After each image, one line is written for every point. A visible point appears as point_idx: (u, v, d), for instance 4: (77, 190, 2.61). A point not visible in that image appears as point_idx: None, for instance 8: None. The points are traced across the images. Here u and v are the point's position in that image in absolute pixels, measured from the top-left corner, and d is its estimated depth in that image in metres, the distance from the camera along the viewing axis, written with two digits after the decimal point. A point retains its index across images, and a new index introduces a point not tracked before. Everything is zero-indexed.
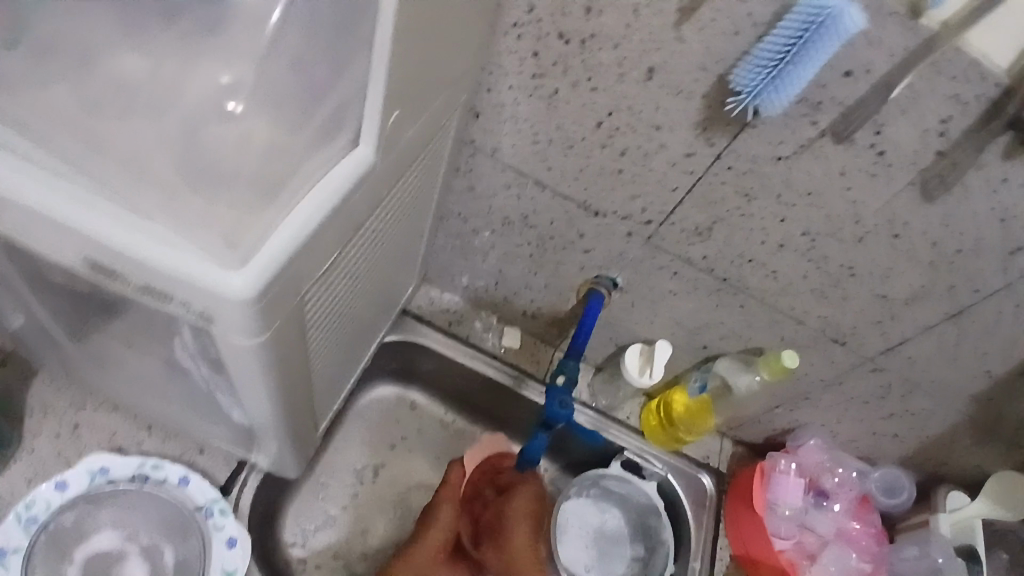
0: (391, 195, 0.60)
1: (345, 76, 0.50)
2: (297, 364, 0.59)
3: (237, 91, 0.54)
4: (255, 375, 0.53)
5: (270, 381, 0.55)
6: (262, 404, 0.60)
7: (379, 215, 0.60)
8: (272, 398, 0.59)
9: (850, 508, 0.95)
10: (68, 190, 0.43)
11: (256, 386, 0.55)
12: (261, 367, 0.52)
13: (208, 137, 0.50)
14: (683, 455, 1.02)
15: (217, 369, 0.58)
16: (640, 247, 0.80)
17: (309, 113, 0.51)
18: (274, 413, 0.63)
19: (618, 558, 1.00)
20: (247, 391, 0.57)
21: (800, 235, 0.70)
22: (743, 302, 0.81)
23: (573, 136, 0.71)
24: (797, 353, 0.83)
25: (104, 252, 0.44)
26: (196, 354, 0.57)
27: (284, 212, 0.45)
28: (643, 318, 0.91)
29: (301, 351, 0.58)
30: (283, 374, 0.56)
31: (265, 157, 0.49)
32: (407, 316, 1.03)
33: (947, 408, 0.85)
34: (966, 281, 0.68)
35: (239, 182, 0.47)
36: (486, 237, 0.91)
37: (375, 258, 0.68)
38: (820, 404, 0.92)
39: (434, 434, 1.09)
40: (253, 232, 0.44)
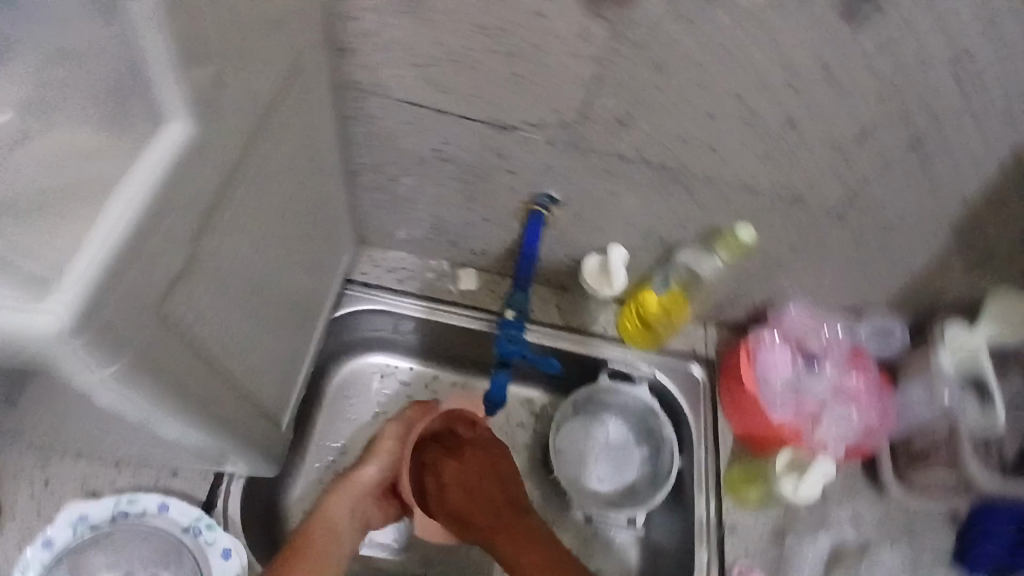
0: (245, 165, 0.53)
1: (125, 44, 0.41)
2: (199, 374, 0.54)
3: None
4: (144, 404, 0.48)
5: (171, 401, 0.50)
6: (182, 427, 0.56)
7: (235, 193, 0.53)
8: (189, 417, 0.54)
9: (845, 363, 0.91)
10: None
11: (156, 412, 0.50)
12: (146, 392, 0.47)
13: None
14: (668, 351, 0.99)
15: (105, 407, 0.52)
16: (565, 154, 0.73)
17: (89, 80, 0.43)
18: (203, 430, 0.58)
19: (629, 464, 1.00)
20: (154, 420, 0.52)
21: (729, 97, 0.62)
22: (690, 185, 0.75)
23: (455, 49, 0.62)
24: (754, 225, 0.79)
25: None
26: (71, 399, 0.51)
27: (91, 218, 0.39)
28: (593, 228, 0.85)
29: (196, 362, 0.53)
30: (185, 389, 0.51)
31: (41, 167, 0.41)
32: (354, 285, 0.98)
33: (927, 242, 0.79)
34: (918, 104, 0.61)
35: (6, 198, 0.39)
36: (406, 183, 0.84)
37: (259, 239, 0.61)
38: (794, 270, 0.87)
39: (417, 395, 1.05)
40: (53, 250, 0.38)
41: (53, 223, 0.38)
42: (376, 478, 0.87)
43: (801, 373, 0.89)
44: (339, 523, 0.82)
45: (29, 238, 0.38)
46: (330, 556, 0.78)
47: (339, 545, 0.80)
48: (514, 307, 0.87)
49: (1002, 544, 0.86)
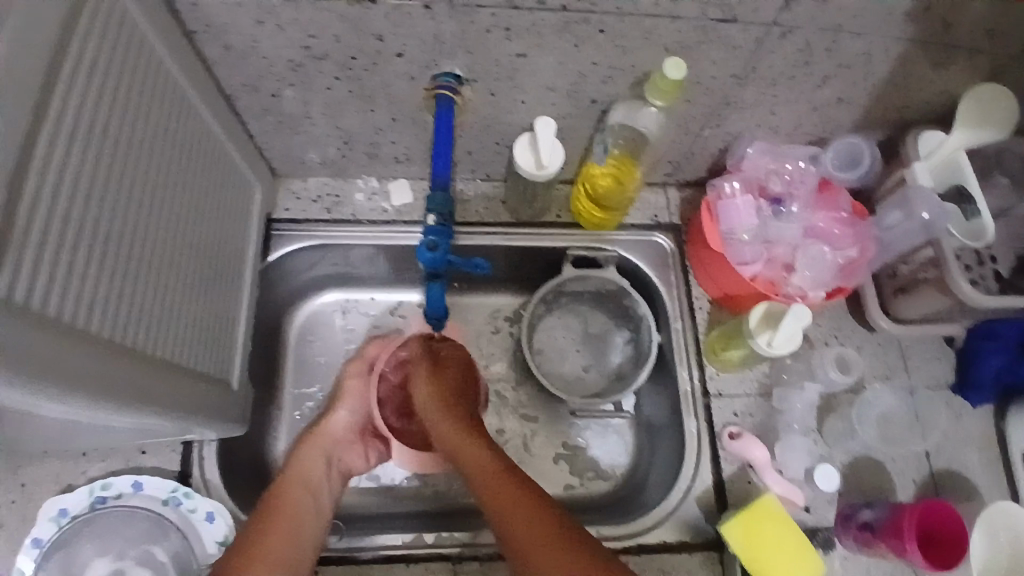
0: (44, 115, 0.46)
1: None
2: (101, 354, 0.50)
3: None
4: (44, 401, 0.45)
5: (74, 393, 0.47)
6: (113, 415, 0.53)
7: (42, 148, 0.46)
8: (112, 405, 0.51)
9: (812, 202, 0.83)
10: None
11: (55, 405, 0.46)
12: (34, 388, 0.43)
13: None
14: (629, 226, 0.92)
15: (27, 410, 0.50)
16: (450, 17, 0.62)
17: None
18: (142, 412, 0.56)
19: (612, 348, 0.97)
20: (67, 412, 0.50)
21: None
22: (601, 26, 0.64)
23: None
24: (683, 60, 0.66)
25: None
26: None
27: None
28: (513, 103, 0.75)
29: (89, 344, 0.49)
30: (88, 375, 0.48)
31: None
32: (281, 224, 0.90)
33: (887, 41, 0.68)
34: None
35: None
36: (292, 95, 0.74)
37: (115, 195, 0.54)
38: (744, 105, 0.77)
39: (382, 324, 1.00)
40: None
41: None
42: (351, 424, 0.87)
43: (767, 220, 0.82)
44: (312, 475, 0.81)
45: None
46: (308, 510, 0.77)
47: (316, 498, 0.79)
48: (434, 210, 0.74)
49: (1002, 353, 0.82)
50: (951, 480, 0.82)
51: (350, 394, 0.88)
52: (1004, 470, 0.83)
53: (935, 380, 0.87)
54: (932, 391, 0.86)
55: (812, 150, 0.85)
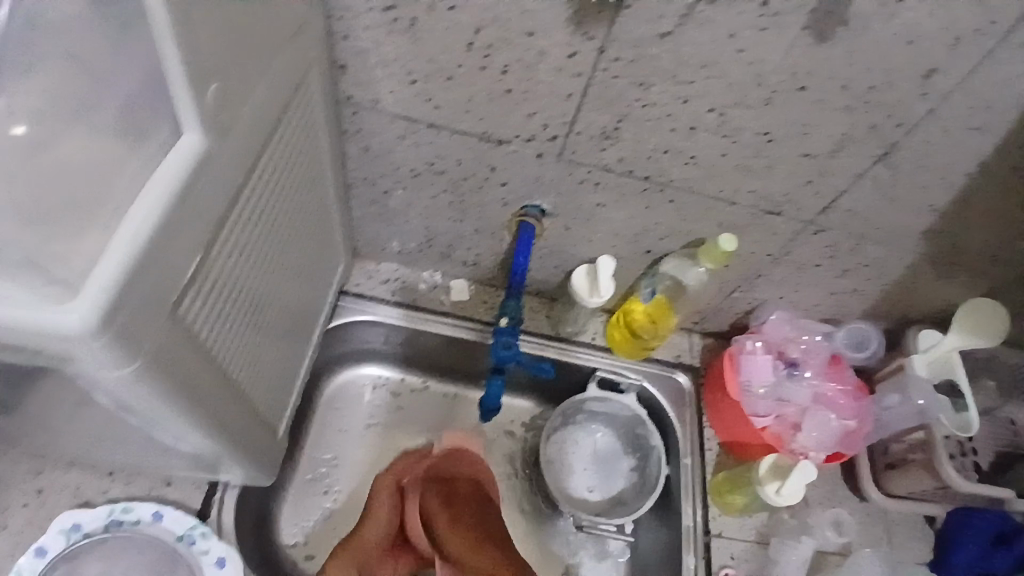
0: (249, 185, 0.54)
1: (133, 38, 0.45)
2: (214, 382, 0.56)
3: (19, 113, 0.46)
4: (163, 410, 0.51)
5: (186, 409, 0.52)
6: (198, 432, 0.58)
7: (241, 210, 0.54)
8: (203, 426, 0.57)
9: (822, 372, 0.93)
10: None
11: (177, 416, 0.53)
12: (166, 395, 0.49)
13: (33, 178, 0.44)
14: (655, 361, 1.02)
15: (130, 411, 0.54)
16: (554, 166, 0.76)
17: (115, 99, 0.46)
18: (216, 438, 0.61)
19: (618, 474, 1.02)
20: (168, 424, 0.55)
21: (708, 112, 0.65)
22: (673, 197, 0.77)
23: (449, 66, 0.65)
24: (733, 236, 0.79)
25: None
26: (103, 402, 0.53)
27: (108, 234, 0.40)
28: (581, 240, 0.87)
29: (211, 373, 0.55)
30: (198, 397, 0.54)
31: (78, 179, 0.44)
32: (348, 296, 1.00)
33: (899, 252, 0.82)
34: (886, 118, 0.65)
35: (55, 212, 0.42)
36: (400, 195, 0.86)
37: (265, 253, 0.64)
38: (774, 279, 0.90)
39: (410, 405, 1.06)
40: (82, 262, 0.40)
41: (87, 236, 0.41)
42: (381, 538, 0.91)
43: (782, 381, 0.92)
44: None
45: (66, 250, 0.40)
46: None
47: None
48: (508, 316, 0.91)
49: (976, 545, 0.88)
50: None
51: (378, 501, 0.93)
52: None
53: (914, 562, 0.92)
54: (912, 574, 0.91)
55: (824, 329, 0.98)
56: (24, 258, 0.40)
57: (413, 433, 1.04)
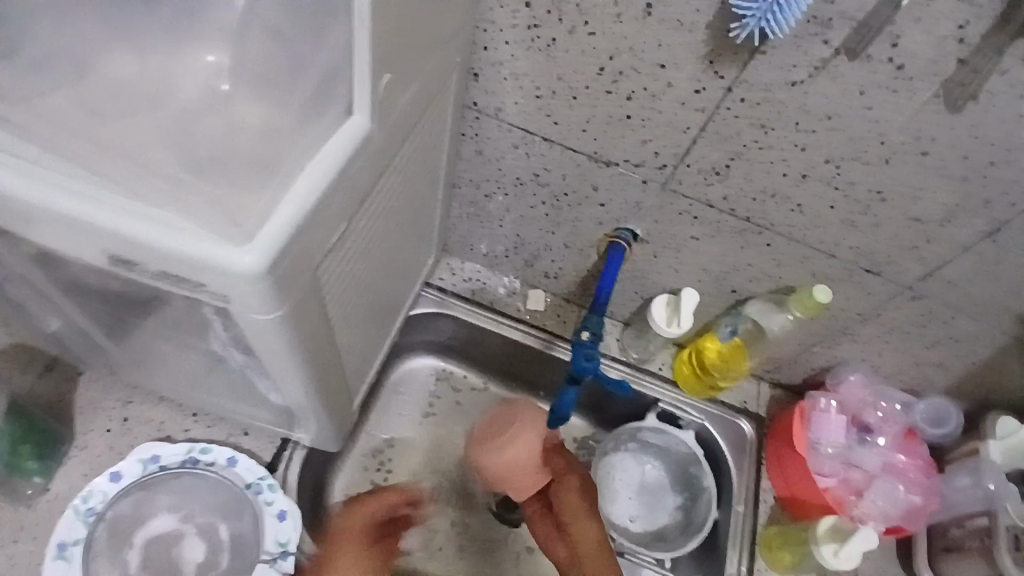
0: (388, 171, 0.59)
1: (325, 42, 0.51)
2: (325, 340, 0.61)
3: (221, 73, 0.61)
4: (284, 358, 0.56)
5: (302, 360, 0.57)
6: (302, 385, 0.63)
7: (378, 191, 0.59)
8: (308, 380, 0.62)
9: (896, 442, 0.91)
10: (101, 193, 0.43)
11: (294, 366, 0.57)
12: (292, 344, 0.53)
13: (207, 126, 0.56)
14: (719, 402, 1.01)
15: (252, 356, 0.59)
16: (656, 193, 0.78)
17: (298, 87, 0.54)
18: (311, 394, 0.66)
19: (662, 508, 1.01)
20: (281, 372, 0.60)
21: (823, 162, 0.66)
22: (769, 241, 0.78)
23: (576, 87, 0.69)
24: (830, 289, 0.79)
25: (130, 247, 0.44)
26: (228, 342, 0.58)
27: (282, 190, 0.45)
28: (667, 268, 0.89)
29: (325, 331, 0.60)
30: (314, 351, 0.59)
31: (266, 141, 0.51)
32: (430, 289, 1.04)
33: (998, 332, 0.80)
34: (1009, 194, 0.64)
35: (239, 165, 0.49)
36: (499, 201, 0.90)
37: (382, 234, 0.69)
38: (859, 339, 0.88)
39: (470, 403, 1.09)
40: (256, 213, 0.44)
41: (263, 191, 0.45)
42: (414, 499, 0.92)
43: (852, 444, 0.90)
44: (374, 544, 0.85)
45: (244, 199, 0.45)
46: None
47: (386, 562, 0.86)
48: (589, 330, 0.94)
49: None
50: None
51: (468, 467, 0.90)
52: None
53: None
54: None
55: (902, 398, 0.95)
56: (218, 202, 0.45)
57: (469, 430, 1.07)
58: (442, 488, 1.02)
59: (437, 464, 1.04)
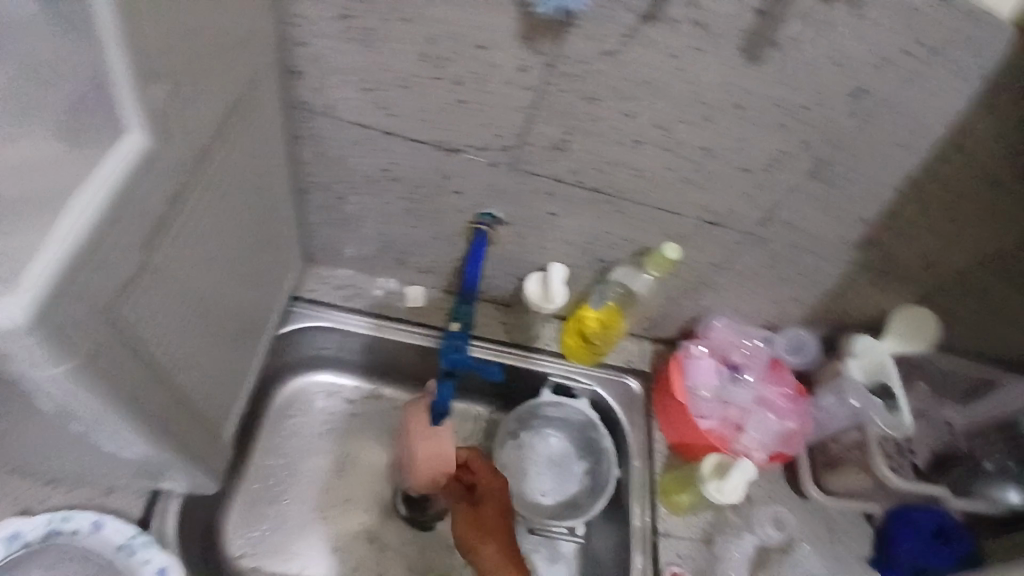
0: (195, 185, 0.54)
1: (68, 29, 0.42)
2: (152, 381, 0.55)
3: None
4: (99, 408, 0.50)
5: (122, 409, 0.51)
6: (137, 435, 0.57)
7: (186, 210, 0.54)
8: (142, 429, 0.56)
9: (765, 375, 0.97)
10: None
11: (113, 415, 0.51)
12: (100, 394, 0.48)
13: None
14: (607, 366, 1.04)
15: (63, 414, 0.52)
16: (506, 175, 0.78)
17: None
18: (155, 442, 0.60)
19: (570, 478, 1.03)
20: (104, 425, 0.53)
21: (652, 126, 0.69)
22: (620, 207, 0.80)
23: (403, 75, 0.67)
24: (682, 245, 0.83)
25: None
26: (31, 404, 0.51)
27: (38, 222, 0.39)
28: (533, 247, 0.89)
29: (147, 372, 0.54)
30: (136, 397, 0.53)
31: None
32: (301, 303, 0.99)
33: (834, 262, 0.87)
34: (816, 135, 0.69)
35: None
36: (355, 202, 0.86)
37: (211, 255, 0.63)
38: (720, 287, 0.93)
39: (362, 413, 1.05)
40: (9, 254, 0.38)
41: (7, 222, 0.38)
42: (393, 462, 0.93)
43: (726, 383, 0.96)
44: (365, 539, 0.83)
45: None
46: None
47: None
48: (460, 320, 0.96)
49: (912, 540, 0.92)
50: None
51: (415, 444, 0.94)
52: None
53: (855, 555, 0.96)
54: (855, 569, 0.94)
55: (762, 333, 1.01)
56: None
57: (367, 441, 1.04)
58: (344, 505, 0.98)
59: (336, 482, 0.99)
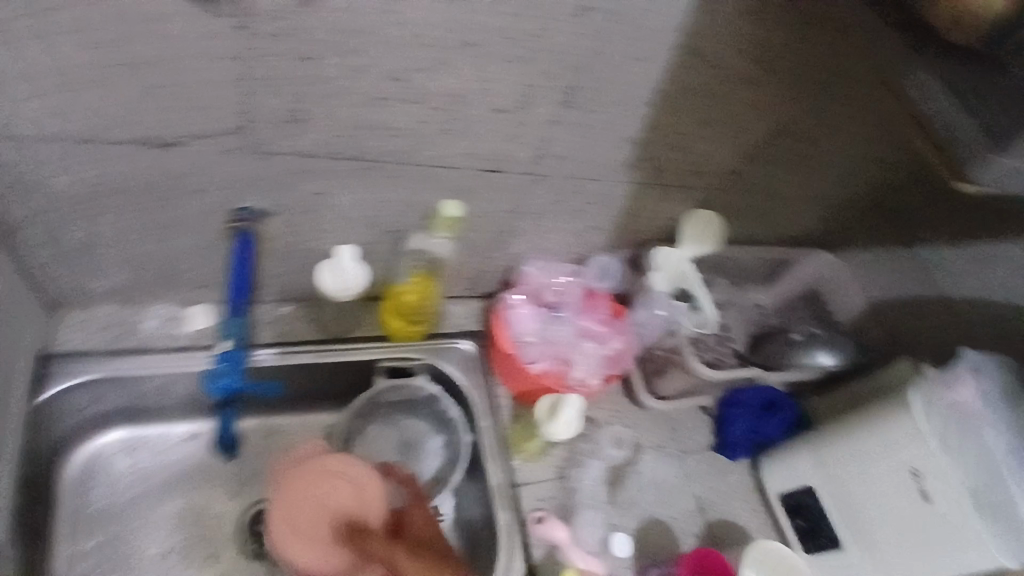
0: None
1: None
2: None
3: None
4: None
5: None
6: None
7: None
8: None
9: (583, 306, 0.98)
10: None
11: None
12: None
13: None
14: (435, 335, 1.01)
15: None
16: (248, 161, 0.69)
17: None
18: None
19: (428, 457, 1.01)
20: None
21: (384, 79, 0.63)
22: (388, 172, 0.74)
23: (77, 65, 0.57)
24: (462, 203, 0.79)
25: None
26: None
27: None
28: (313, 233, 0.81)
29: None
30: None
31: None
32: (59, 359, 0.85)
33: (618, 185, 0.87)
34: (555, 62, 0.66)
35: None
36: (82, 228, 0.73)
37: None
38: (521, 233, 0.91)
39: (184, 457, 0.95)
40: None
41: None
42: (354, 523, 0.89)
43: (549, 324, 0.97)
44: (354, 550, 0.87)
45: None
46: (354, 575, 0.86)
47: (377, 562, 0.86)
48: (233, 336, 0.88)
49: (746, 420, 1.00)
50: (720, 531, 0.96)
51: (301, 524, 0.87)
52: (771, 520, 0.99)
53: (700, 449, 1.02)
54: (698, 460, 1.01)
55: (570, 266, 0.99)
56: None
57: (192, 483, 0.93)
58: (180, 559, 0.88)
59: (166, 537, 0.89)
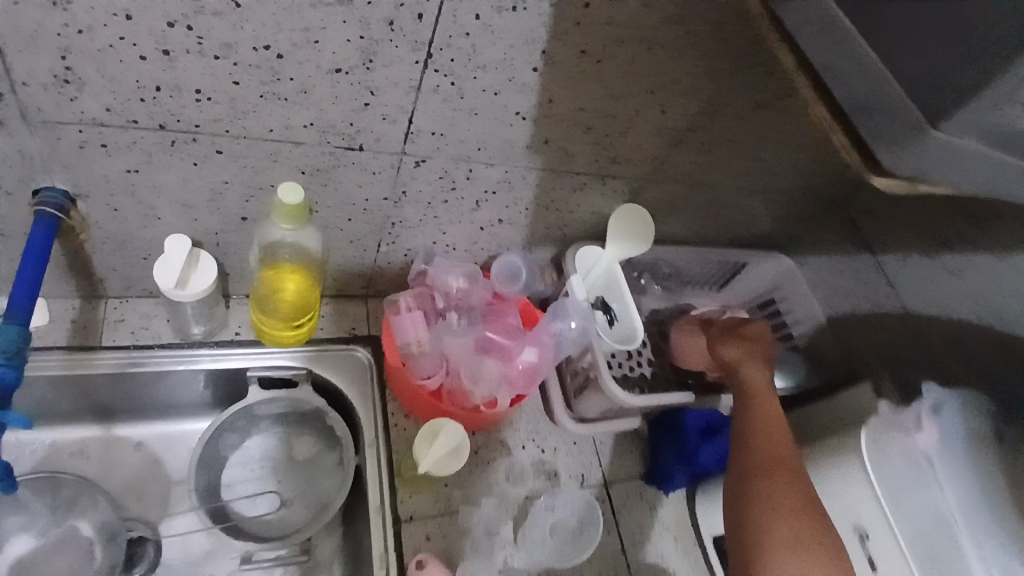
0: None
1: None
2: None
3: None
4: None
5: None
6: None
7: None
8: None
9: (489, 315, 0.84)
10: None
11: None
12: None
13: None
14: (322, 340, 0.87)
15: None
16: (28, 134, 0.55)
17: None
18: None
19: (318, 477, 0.88)
20: None
21: (167, 27, 0.48)
22: (216, 146, 0.60)
23: None
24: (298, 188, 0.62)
25: None
26: None
27: None
28: (144, 218, 0.67)
29: None
30: None
31: None
32: None
33: (521, 170, 0.72)
34: (399, 7, 0.50)
35: None
36: None
37: None
38: (412, 225, 0.77)
39: (33, 467, 0.81)
40: None
41: None
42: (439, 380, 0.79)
43: (444, 335, 0.81)
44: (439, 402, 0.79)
45: None
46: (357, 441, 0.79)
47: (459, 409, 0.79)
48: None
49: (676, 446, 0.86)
50: None
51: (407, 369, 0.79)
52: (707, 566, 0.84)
53: (628, 476, 0.88)
54: (624, 488, 0.87)
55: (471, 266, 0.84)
56: None
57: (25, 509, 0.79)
58: None
59: None
